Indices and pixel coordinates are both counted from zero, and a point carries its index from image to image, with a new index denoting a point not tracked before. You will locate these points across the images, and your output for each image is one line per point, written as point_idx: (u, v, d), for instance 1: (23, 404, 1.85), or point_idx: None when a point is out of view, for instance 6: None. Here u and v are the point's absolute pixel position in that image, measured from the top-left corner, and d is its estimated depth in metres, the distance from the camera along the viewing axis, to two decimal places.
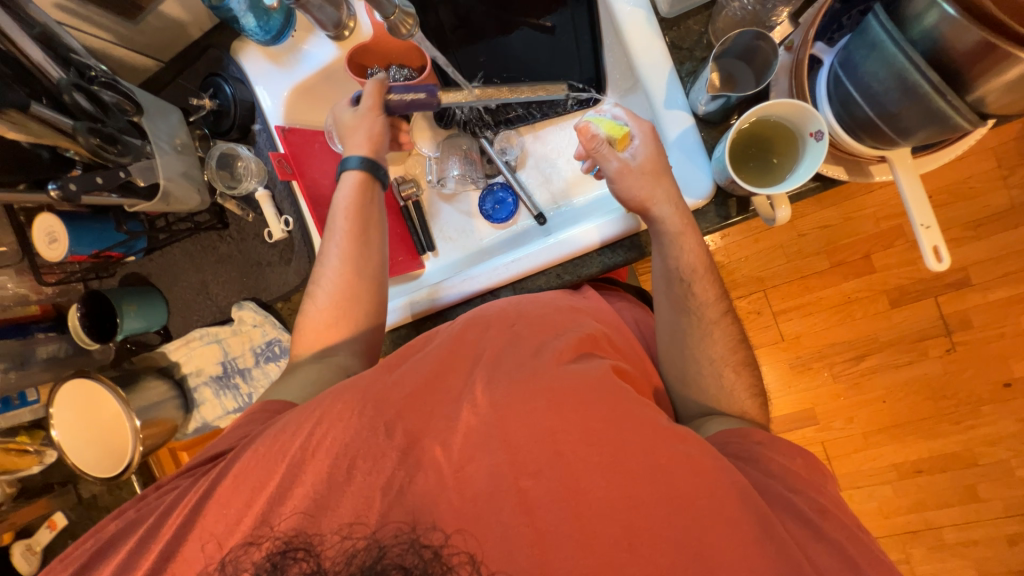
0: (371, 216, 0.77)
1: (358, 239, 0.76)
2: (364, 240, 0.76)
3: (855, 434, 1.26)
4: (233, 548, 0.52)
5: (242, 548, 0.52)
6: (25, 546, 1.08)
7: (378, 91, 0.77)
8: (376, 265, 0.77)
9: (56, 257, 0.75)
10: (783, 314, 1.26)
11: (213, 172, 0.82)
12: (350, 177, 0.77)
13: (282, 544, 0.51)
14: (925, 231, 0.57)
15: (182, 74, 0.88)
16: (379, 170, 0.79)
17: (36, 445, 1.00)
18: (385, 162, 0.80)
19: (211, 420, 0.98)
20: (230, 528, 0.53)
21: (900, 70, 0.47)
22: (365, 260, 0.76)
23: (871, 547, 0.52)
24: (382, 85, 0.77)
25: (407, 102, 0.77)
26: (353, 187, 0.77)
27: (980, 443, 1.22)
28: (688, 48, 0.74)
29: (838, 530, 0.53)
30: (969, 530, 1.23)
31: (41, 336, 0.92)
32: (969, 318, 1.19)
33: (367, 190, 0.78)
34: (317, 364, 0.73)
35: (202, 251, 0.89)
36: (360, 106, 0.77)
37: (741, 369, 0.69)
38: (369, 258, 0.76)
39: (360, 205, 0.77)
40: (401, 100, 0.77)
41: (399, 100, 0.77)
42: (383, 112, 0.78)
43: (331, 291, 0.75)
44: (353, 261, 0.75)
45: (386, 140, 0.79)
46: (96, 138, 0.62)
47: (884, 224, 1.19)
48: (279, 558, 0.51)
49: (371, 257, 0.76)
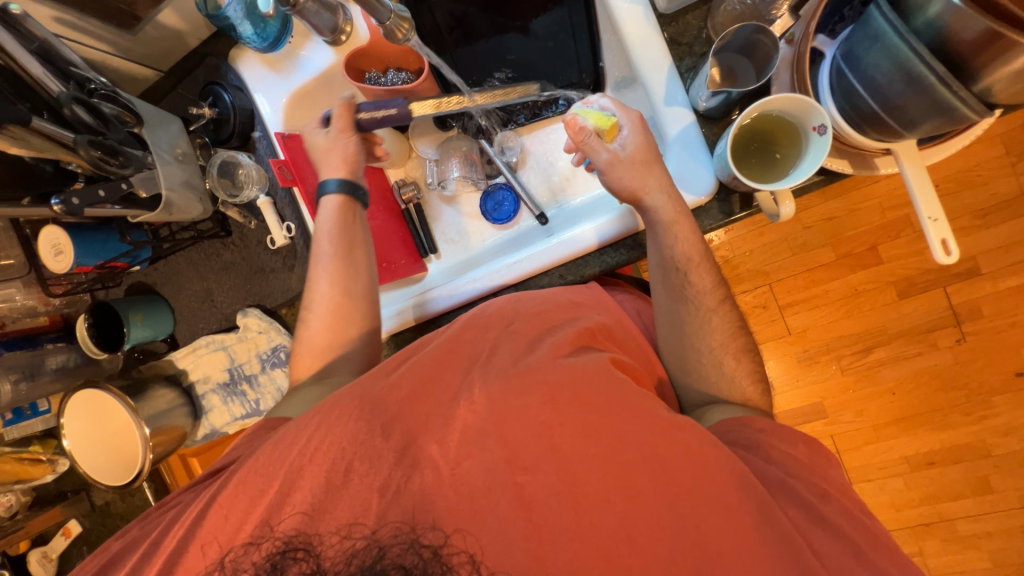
0: (355, 241, 0.76)
1: (343, 259, 0.75)
2: (349, 259, 0.76)
3: (865, 427, 1.25)
4: (234, 549, 0.53)
5: (243, 549, 0.52)
6: (42, 553, 1.10)
7: (347, 112, 0.76)
8: (365, 290, 0.76)
9: (62, 268, 0.76)
10: (789, 308, 1.25)
11: (215, 181, 0.82)
12: (331, 200, 0.77)
13: (282, 545, 0.51)
14: (933, 223, 0.57)
15: (181, 83, 0.88)
16: (359, 190, 0.77)
17: (49, 454, 1.02)
18: (364, 181, 0.79)
19: (219, 427, 0.98)
20: (232, 534, 0.53)
21: (904, 60, 0.47)
22: (353, 278, 0.76)
23: (877, 534, 0.51)
24: (350, 105, 0.76)
25: (378, 119, 0.75)
26: (333, 211, 0.76)
27: (992, 434, 1.20)
28: (687, 44, 0.73)
29: (840, 516, 0.52)
30: (983, 522, 1.22)
31: (51, 347, 0.94)
32: (979, 308, 1.18)
33: (349, 211, 0.77)
34: (315, 386, 0.72)
35: (205, 259, 0.90)
36: (330, 128, 0.76)
37: (741, 355, 0.68)
38: (356, 278, 0.76)
39: (344, 228, 0.76)
40: (371, 118, 0.75)
41: (370, 117, 0.75)
42: (354, 131, 0.77)
43: (323, 313, 0.75)
44: (341, 281, 0.75)
45: (361, 160, 0.78)
46: (97, 151, 0.62)
47: (889, 215, 1.18)
48: (279, 558, 0.51)
49: (360, 277, 0.76)
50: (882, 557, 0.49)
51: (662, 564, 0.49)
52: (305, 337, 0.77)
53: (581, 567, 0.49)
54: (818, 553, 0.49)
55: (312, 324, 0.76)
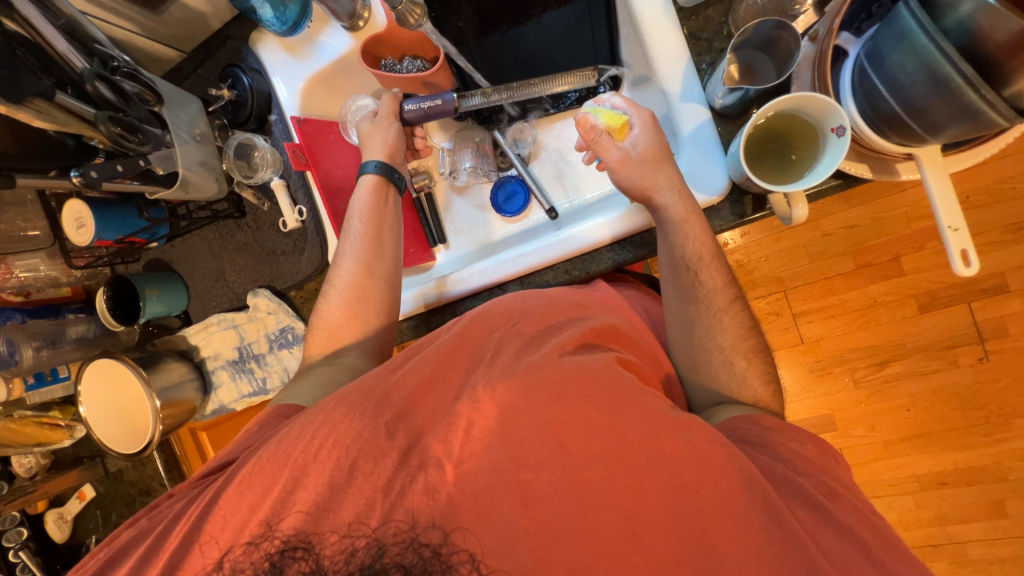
0: (381, 229, 0.78)
1: (372, 241, 0.77)
2: (377, 241, 0.78)
3: (876, 442, 1.22)
4: (235, 548, 0.54)
5: (249, 547, 0.53)
6: (57, 515, 1.14)
7: (392, 105, 0.81)
8: (387, 274, 0.78)
9: (83, 241, 0.78)
10: (803, 317, 1.22)
11: (231, 162, 0.84)
12: (367, 180, 0.80)
13: (282, 545, 0.52)
14: (953, 233, 0.54)
15: (203, 64, 0.90)
16: (394, 173, 0.80)
17: (66, 420, 1.05)
18: (401, 167, 0.82)
19: (227, 403, 1.00)
20: (237, 532, 0.55)
21: (931, 61, 0.45)
22: (378, 259, 0.78)
23: (888, 534, 0.50)
24: (396, 100, 0.81)
25: (426, 111, 0.81)
26: (368, 191, 0.79)
27: (1011, 458, 1.16)
28: (707, 40, 0.72)
29: (849, 514, 0.50)
30: (996, 547, 1.18)
31: (72, 317, 0.99)
32: (1004, 326, 1.13)
33: (382, 193, 0.80)
34: (328, 365, 0.75)
35: (220, 239, 0.92)
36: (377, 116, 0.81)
37: (753, 356, 0.67)
38: (381, 259, 0.78)
39: (375, 209, 0.79)
40: (419, 110, 0.81)
41: (417, 109, 0.81)
42: (398, 120, 0.81)
43: (344, 290, 0.77)
44: (367, 260, 0.77)
45: (401, 147, 0.82)
46: (117, 127, 0.63)
47: (915, 225, 1.14)
48: (279, 558, 0.52)
49: (384, 258, 0.78)
50: (893, 559, 0.47)
51: (666, 567, 0.49)
52: (314, 340, 0.78)
53: (585, 566, 0.49)
54: (829, 557, 0.48)
55: (331, 325, 0.77)
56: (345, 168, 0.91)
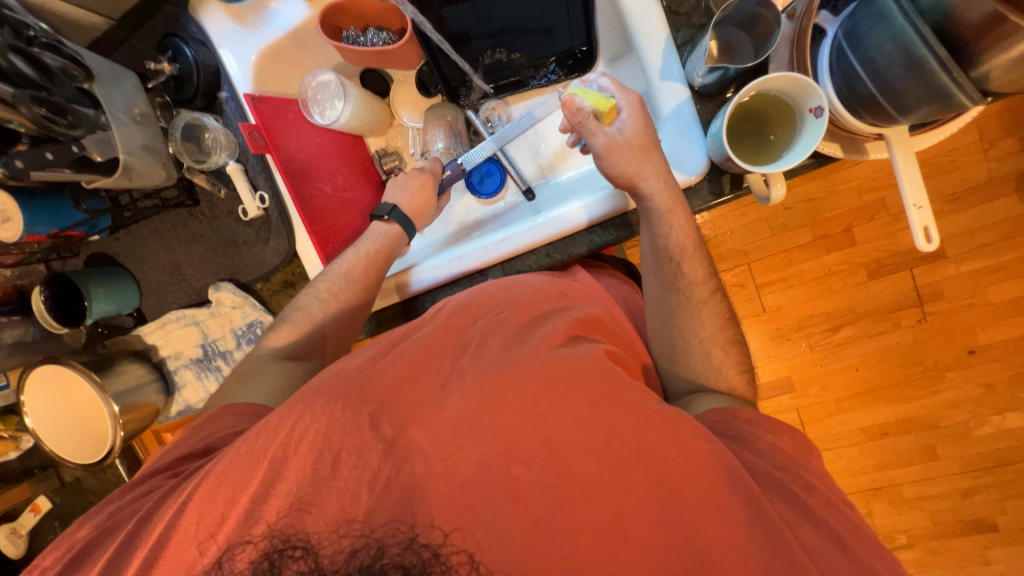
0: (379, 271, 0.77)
1: (357, 282, 0.75)
2: (364, 283, 0.76)
3: (829, 400, 1.32)
4: (223, 548, 0.52)
5: (238, 547, 0.51)
6: (8, 530, 1.05)
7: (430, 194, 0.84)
8: (360, 308, 0.76)
9: (10, 238, 0.70)
10: (766, 287, 1.28)
11: (179, 145, 0.77)
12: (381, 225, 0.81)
13: (279, 543, 0.51)
14: (917, 211, 0.57)
15: (135, 33, 0.80)
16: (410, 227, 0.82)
17: (11, 431, 0.97)
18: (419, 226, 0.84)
19: (194, 403, 0.95)
20: (216, 525, 0.52)
21: (907, 43, 0.46)
22: (355, 298, 0.75)
23: (859, 526, 0.53)
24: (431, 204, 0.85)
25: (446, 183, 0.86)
26: (384, 237, 0.79)
27: (942, 407, 1.28)
28: (685, 14, 0.70)
29: (824, 507, 0.53)
30: (928, 486, 1.31)
31: (3, 321, 0.84)
32: (942, 289, 1.23)
33: (399, 244, 0.80)
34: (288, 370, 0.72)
35: (172, 230, 0.84)
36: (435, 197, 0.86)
37: (730, 346, 0.70)
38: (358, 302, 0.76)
39: (381, 252, 0.78)
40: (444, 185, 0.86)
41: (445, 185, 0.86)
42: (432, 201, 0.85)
43: (314, 324, 0.74)
44: (350, 306, 0.75)
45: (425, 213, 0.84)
46: (42, 108, 0.59)
47: (866, 197, 1.20)
48: (277, 557, 0.50)
49: (358, 299, 0.76)
50: (866, 552, 0.50)
51: (655, 560, 0.50)
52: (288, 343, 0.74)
53: (578, 561, 0.50)
54: (806, 546, 0.51)
55: (306, 325, 0.74)
56: (311, 150, 0.83)
